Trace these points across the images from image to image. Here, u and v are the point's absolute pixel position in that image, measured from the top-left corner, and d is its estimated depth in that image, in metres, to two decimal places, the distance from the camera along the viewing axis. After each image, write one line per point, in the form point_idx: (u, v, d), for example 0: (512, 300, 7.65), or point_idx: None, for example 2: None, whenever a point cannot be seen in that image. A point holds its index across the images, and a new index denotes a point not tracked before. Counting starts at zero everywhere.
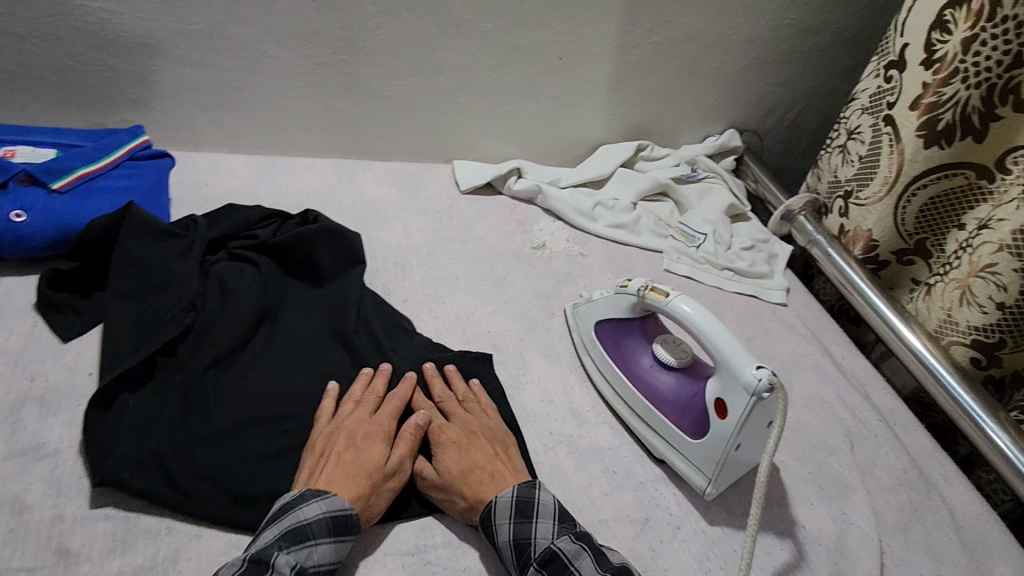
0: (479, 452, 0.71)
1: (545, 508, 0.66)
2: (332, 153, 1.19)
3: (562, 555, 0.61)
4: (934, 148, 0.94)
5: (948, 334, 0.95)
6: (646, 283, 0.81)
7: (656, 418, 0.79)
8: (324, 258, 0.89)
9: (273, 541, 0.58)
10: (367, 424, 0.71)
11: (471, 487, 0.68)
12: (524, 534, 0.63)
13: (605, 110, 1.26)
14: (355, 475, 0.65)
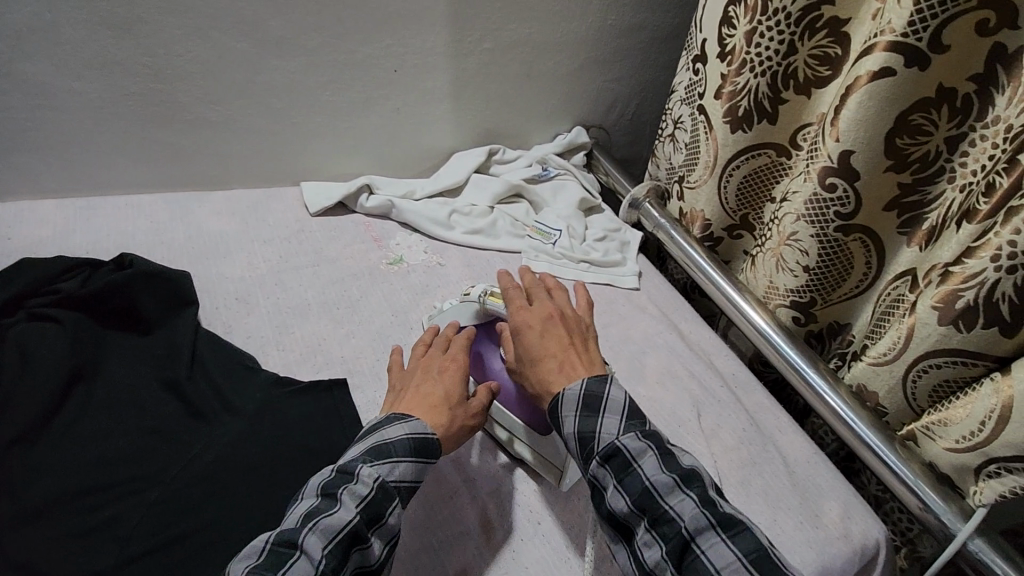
0: (554, 344, 0.75)
1: (613, 405, 0.67)
2: (161, 187, 1.11)
3: (623, 451, 0.63)
4: (739, 132, 1.02)
5: (772, 298, 1.05)
6: (487, 289, 0.85)
7: (508, 418, 0.81)
8: (145, 305, 0.83)
9: (354, 458, 0.63)
10: (441, 360, 0.78)
11: (541, 376, 0.73)
12: (588, 428, 0.66)
13: (451, 118, 1.27)
14: (437, 405, 0.72)
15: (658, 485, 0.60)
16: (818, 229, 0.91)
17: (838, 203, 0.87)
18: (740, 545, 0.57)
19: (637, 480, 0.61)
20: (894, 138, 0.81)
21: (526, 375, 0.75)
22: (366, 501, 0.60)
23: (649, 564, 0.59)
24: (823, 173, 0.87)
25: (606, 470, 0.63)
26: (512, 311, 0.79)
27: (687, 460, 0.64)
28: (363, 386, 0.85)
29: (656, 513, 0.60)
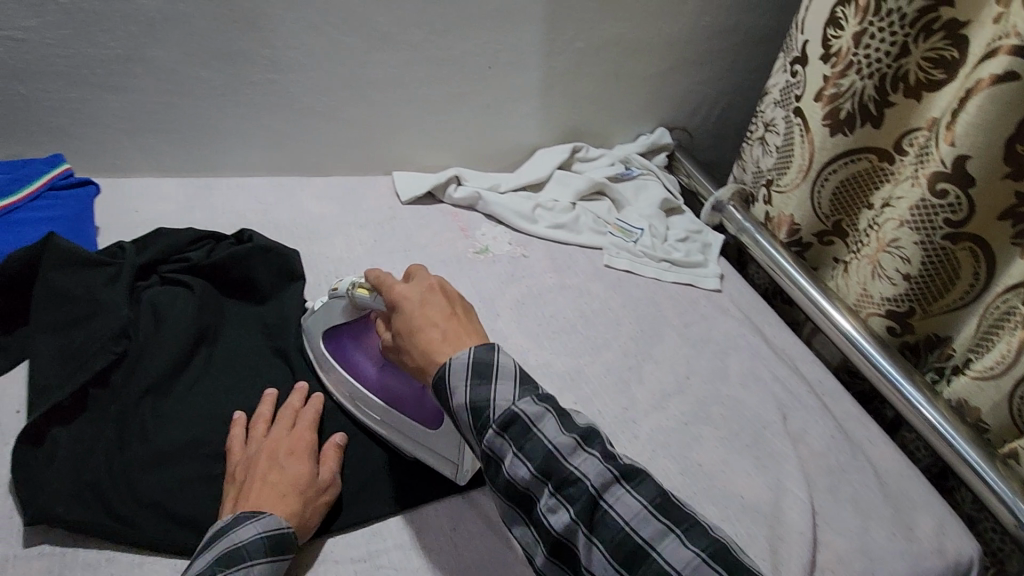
0: (434, 311, 0.65)
1: (555, 430, 0.56)
2: (268, 171, 1.18)
3: (590, 489, 0.53)
4: (839, 135, 1.01)
5: (865, 307, 1.03)
6: (353, 280, 0.74)
7: (404, 420, 0.73)
8: (261, 276, 0.88)
9: (205, 568, 0.54)
10: (289, 441, 0.68)
11: (424, 347, 0.63)
12: (544, 458, 0.54)
13: (538, 115, 1.30)
14: (287, 493, 0.62)
15: (641, 530, 0.51)
16: (923, 236, 0.88)
17: (949, 210, 0.85)
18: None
19: (614, 525, 0.52)
20: (1014, 145, 0.78)
21: (406, 349, 0.65)
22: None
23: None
24: (934, 178, 0.85)
25: (572, 513, 0.53)
26: (387, 286, 0.69)
27: (658, 485, 0.55)
28: None
29: (644, 563, 0.50)
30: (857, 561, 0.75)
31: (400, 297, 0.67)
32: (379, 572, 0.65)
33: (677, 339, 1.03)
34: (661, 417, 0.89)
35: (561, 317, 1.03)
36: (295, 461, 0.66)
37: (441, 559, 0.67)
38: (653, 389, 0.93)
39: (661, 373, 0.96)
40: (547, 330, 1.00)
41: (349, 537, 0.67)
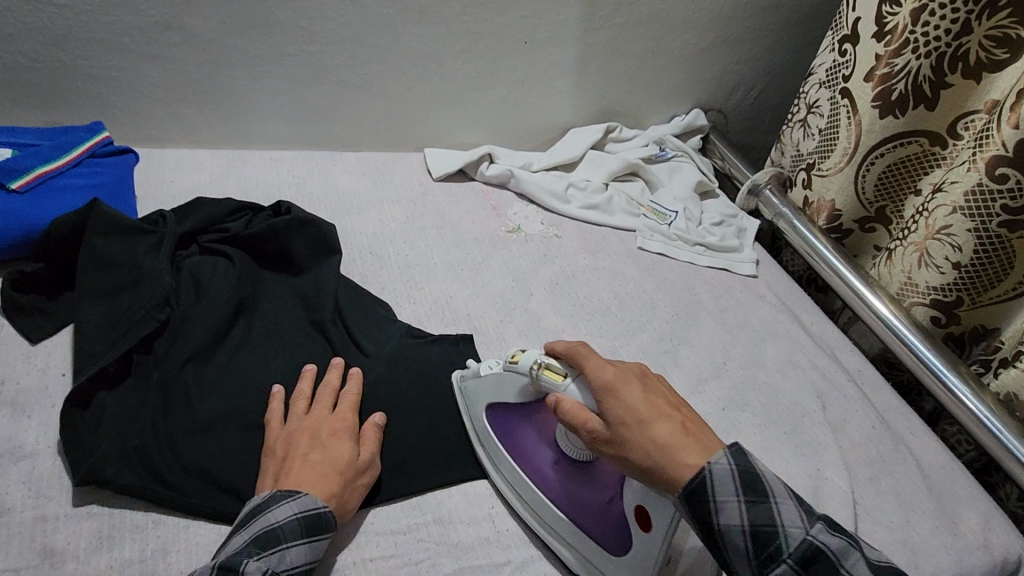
0: (659, 404, 0.58)
1: (730, 456, 0.54)
2: (301, 144, 1.17)
3: (770, 501, 0.52)
4: (889, 117, 0.98)
5: (909, 296, 1.01)
6: (539, 358, 0.66)
7: (585, 543, 0.65)
8: (298, 249, 0.87)
9: (243, 547, 0.54)
10: (330, 422, 0.67)
11: (654, 439, 0.56)
12: (721, 486, 0.53)
13: (573, 93, 1.27)
14: (328, 473, 0.62)
15: (824, 541, 0.50)
16: (978, 223, 0.86)
17: (1007, 195, 0.83)
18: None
19: (792, 537, 0.50)
20: None
21: (620, 442, 0.57)
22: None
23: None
24: (994, 162, 0.83)
25: (754, 531, 0.51)
26: (587, 361, 0.63)
27: (820, 508, 0.54)
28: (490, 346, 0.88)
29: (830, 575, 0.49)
30: (899, 552, 0.74)
31: (609, 380, 0.60)
32: (419, 545, 0.65)
33: (714, 324, 1.01)
34: (698, 401, 0.88)
35: (595, 299, 1.01)
36: (337, 442, 0.65)
37: (481, 535, 0.67)
38: (689, 374, 0.92)
39: (697, 358, 0.94)
40: (581, 311, 0.99)
41: (388, 509, 0.67)
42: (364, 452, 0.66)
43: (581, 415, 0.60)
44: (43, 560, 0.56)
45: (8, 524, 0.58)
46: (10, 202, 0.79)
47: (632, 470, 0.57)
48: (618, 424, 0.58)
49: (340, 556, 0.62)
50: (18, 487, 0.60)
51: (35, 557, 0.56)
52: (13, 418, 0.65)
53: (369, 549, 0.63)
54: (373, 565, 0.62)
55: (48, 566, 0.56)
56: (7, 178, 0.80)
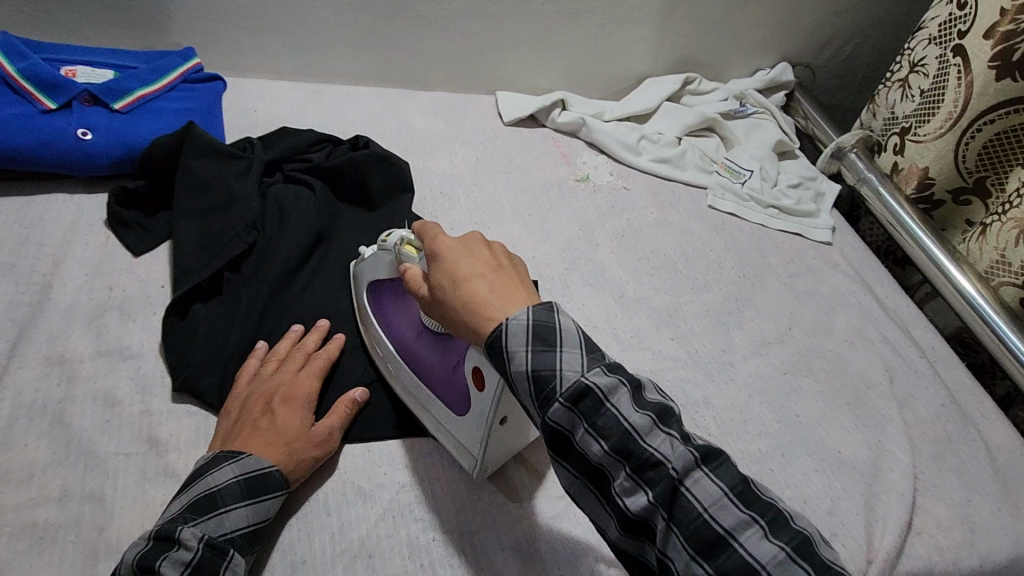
0: (482, 261, 0.54)
1: (569, 335, 0.49)
2: (376, 81, 1.18)
3: (559, 333, 0.49)
4: (1006, 80, 0.91)
5: (998, 275, 0.96)
6: (403, 236, 0.64)
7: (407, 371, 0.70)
8: (375, 183, 0.90)
9: (179, 514, 0.53)
10: (289, 384, 0.66)
11: (468, 295, 0.52)
12: (547, 364, 0.48)
13: (653, 39, 1.23)
14: (274, 440, 0.61)
15: (639, 427, 0.46)
16: None
17: None
18: (724, 477, 0.46)
19: (693, 512, 0.45)
20: None
21: (445, 304, 0.54)
22: (194, 567, 0.50)
23: (633, 513, 0.47)
24: None
25: (575, 414, 0.47)
26: (429, 235, 0.58)
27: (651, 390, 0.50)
28: (552, 293, 0.90)
29: (637, 457, 0.46)
30: (957, 529, 0.73)
31: (432, 247, 0.56)
32: None
33: (783, 289, 0.98)
34: (760, 362, 0.87)
35: (660, 255, 1.00)
36: (285, 410, 0.63)
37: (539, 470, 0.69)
38: (753, 335, 0.91)
39: (763, 321, 0.93)
40: (645, 265, 0.98)
41: None
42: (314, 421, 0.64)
43: (417, 280, 0.59)
44: (150, 448, 0.62)
45: (120, 414, 0.64)
46: (111, 121, 0.83)
47: (458, 331, 0.54)
48: (440, 287, 0.54)
49: (407, 475, 0.67)
50: (128, 383, 0.67)
51: (142, 444, 0.62)
52: (121, 321, 0.72)
53: (435, 471, 0.68)
54: (438, 483, 0.66)
55: (154, 453, 0.62)
56: (110, 100, 0.84)
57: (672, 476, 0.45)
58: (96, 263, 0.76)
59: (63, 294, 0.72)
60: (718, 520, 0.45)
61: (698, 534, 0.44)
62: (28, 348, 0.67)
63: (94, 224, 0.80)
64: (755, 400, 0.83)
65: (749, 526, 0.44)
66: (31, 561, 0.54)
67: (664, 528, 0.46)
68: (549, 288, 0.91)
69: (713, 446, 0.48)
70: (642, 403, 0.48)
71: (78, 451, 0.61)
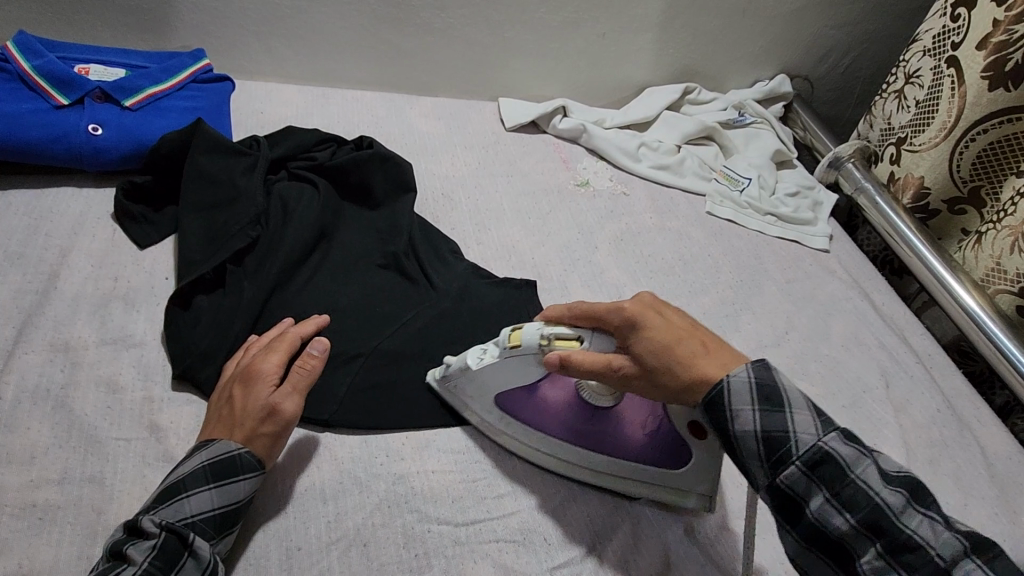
0: (678, 326, 0.59)
1: (762, 381, 0.55)
2: (381, 87, 1.20)
3: (785, 395, 0.55)
4: (999, 90, 0.92)
5: (994, 282, 0.96)
6: (545, 331, 0.61)
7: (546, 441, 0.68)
8: (377, 183, 0.91)
9: (148, 504, 0.55)
10: (248, 364, 0.65)
11: (681, 361, 0.57)
12: (777, 426, 0.53)
13: (654, 50, 1.25)
14: (229, 422, 0.61)
15: (893, 504, 0.50)
16: None
17: None
18: (925, 548, 0.49)
19: (907, 538, 0.49)
20: None
21: (664, 371, 0.57)
22: (157, 549, 0.51)
23: (837, 537, 0.51)
24: None
25: (811, 480, 0.52)
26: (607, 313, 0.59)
27: (891, 465, 0.53)
28: (551, 292, 0.91)
29: (883, 526, 0.50)
30: None
31: (629, 314, 0.58)
32: (477, 466, 0.69)
33: (779, 294, 0.99)
34: None
35: (659, 258, 1.01)
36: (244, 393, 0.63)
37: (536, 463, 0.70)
38: (749, 338, 0.91)
39: (759, 325, 0.93)
40: (644, 268, 0.98)
41: (450, 432, 0.72)
42: (257, 398, 0.61)
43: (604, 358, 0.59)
44: (150, 434, 0.63)
45: (122, 400, 0.65)
46: (122, 118, 0.85)
47: (670, 396, 0.58)
48: (653, 360, 0.57)
49: (403, 466, 0.67)
50: (130, 370, 0.68)
51: (143, 430, 0.63)
52: (125, 311, 0.73)
53: (431, 463, 0.68)
54: (435, 475, 0.67)
55: (154, 439, 0.63)
56: (121, 97, 0.86)
57: (828, 457, 0.51)
58: (102, 254, 0.78)
59: (69, 284, 0.73)
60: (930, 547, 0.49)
61: (863, 514, 0.50)
62: (33, 335, 0.68)
63: (101, 217, 0.82)
64: None
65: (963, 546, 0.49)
66: (30, 541, 0.54)
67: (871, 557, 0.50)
68: (547, 288, 0.92)
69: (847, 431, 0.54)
70: (850, 437, 0.53)
71: (79, 435, 0.61)
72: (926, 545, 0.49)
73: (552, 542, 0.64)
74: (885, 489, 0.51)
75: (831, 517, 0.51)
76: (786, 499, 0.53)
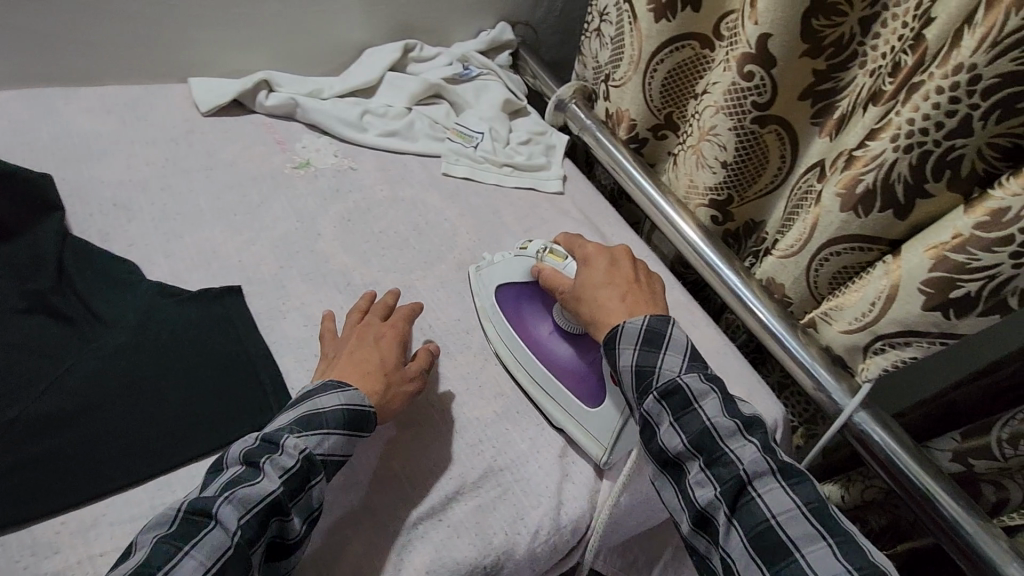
0: (617, 272, 0.74)
1: (675, 341, 0.66)
2: (19, 81, 0.96)
3: (666, 337, 0.66)
4: (662, 21, 0.98)
5: (693, 199, 1.04)
6: (544, 246, 0.81)
7: (529, 359, 0.77)
8: (0, 210, 0.73)
9: (288, 424, 0.60)
10: (379, 329, 0.73)
11: (594, 300, 0.72)
12: (649, 362, 0.65)
13: (360, 7, 1.16)
14: (372, 372, 0.68)
15: (720, 427, 0.59)
16: (735, 121, 0.89)
17: (755, 91, 0.85)
18: (800, 494, 0.56)
19: (731, 470, 0.58)
20: (812, 18, 0.77)
21: (575, 301, 0.74)
22: (292, 472, 0.56)
23: (700, 503, 0.58)
24: (742, 60, 0.84)
25: (664, 407, 0.62)
26: (576, 244, 0.81)
27: (748, 411, 0.65)
28: (263, 294, 0.80)
29: (714, 453, 0.59)
30: None
31: (583, 254, 0.77)
32: None
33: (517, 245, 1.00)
34: None
35: (391, 233, 0.95)
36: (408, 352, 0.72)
37: None
38: None
39: None
40: (374, 246, 0.92)
41: (130, 493, 0.61)
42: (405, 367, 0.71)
43: (554, 279, 0.78)
44: None
45: None
46: None
47: (585, 326, 0.74)
48: (577, 292, 0.74)
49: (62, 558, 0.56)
50: None
51: None
52: None
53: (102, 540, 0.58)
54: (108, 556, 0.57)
55: None
56: None
57: (677, 387, 0.62)
58: None
59: None
60: (784, 530, 0.54)
61: (692, 436, 0.60)
62: None
63: None
64: (492, 362, 0.81)
65: (807, 536, 0.54)
66: None
67: (725, 523, 0.56)
68: (260, 290, 0.81)
69: (755, 416, 0.63)
70: (730, 411, 0.61)
71: None
72: (778, 530, 0.54)
73: None
74: (754, 461, 0.58)
75: (671, 438, 0.61)
76: (665, 458, 0.62)
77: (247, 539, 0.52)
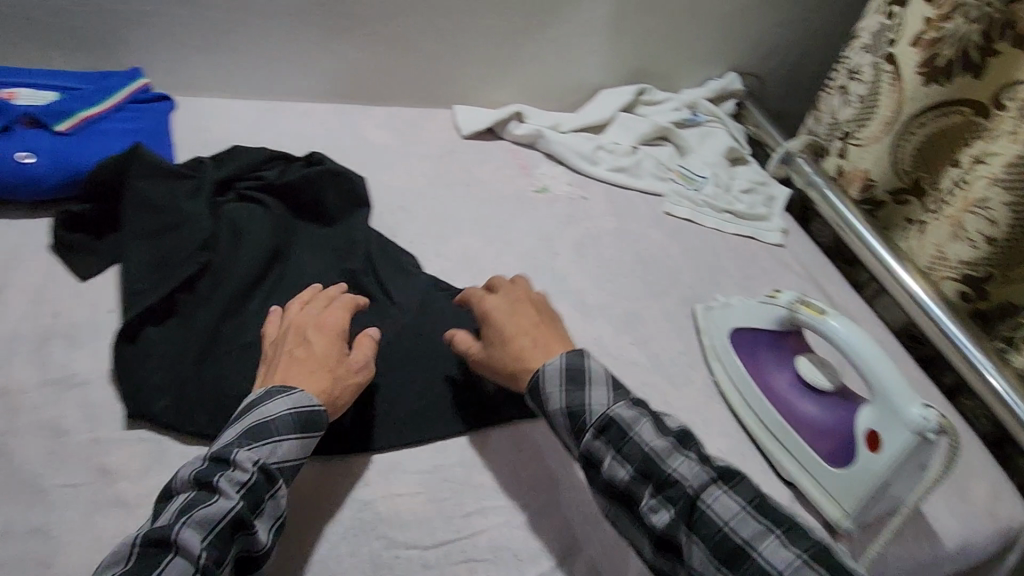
0: (523, 322, 0.69)
1: (596, 377, 0.62)
2: (332, 97, 1.18)
3: (587, 372, 0.62)
4: (934, 85, 0.97)
5: (938, 270, 1.00)
6: (800, 298, 0.77)
7: (767, 407, 0.79)
8: (330, 199, 0.90)
9: (234, 439, 0.57)
10: (314, 321, 0.69)
11: (513, 352, 0.67)
12: (578, 401, 0.60)
13: (605, 52, 1.26)
14: (317, 370, 0.64)
15: (658, 448, 0.56)
16: (1015, 195, 0.87)
17: None
18: (799, 544, 0.51)
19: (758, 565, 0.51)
20: None
21: (499, 359, 0.68)
22: (251, 488, 0.54)
23: (657, 530, 0.54)
24: None
25: (603, 442, 0.58)
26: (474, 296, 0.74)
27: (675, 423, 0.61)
28: None
29: (659, 474, 0.55)
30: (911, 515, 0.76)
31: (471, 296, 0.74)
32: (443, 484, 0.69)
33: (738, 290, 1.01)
34: None
35: (620, 261, 1.01)
36: (306, 350, 0.66)
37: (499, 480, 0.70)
38: None
39: None
40: (604, 272, 0.98)
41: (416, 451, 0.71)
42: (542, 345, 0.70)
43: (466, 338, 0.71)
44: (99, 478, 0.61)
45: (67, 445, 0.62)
46: (55, 144, 0.82)
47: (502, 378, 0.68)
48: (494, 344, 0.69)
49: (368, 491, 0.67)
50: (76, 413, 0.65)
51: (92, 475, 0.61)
52: (68, 348, 0.70)
53: (397, 485, 0.68)
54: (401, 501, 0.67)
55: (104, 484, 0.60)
56: (51, 121, 0.83)
57: (614, 420, 0.58)
58: (40, 290, 0.74)
59: (5, 324, 0.70)
60: (772, 563, 0.50)
61: (637, 464, 0.56)
62: None
63: (36, 250, 0.78)
64: (716, 401, 0.83)
65: None
66: None
67: (686, 541, 0.53)
68: None
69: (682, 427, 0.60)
70: (663, 430, 0.58)
71: (23, 486, 0.59)
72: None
73: (522, 558, 0.65)
74: (696, 475, 0.55)
75: (616, 469, 0.56)
76: (612, 490, 0.57)
77: (213, 561, 0.49)
